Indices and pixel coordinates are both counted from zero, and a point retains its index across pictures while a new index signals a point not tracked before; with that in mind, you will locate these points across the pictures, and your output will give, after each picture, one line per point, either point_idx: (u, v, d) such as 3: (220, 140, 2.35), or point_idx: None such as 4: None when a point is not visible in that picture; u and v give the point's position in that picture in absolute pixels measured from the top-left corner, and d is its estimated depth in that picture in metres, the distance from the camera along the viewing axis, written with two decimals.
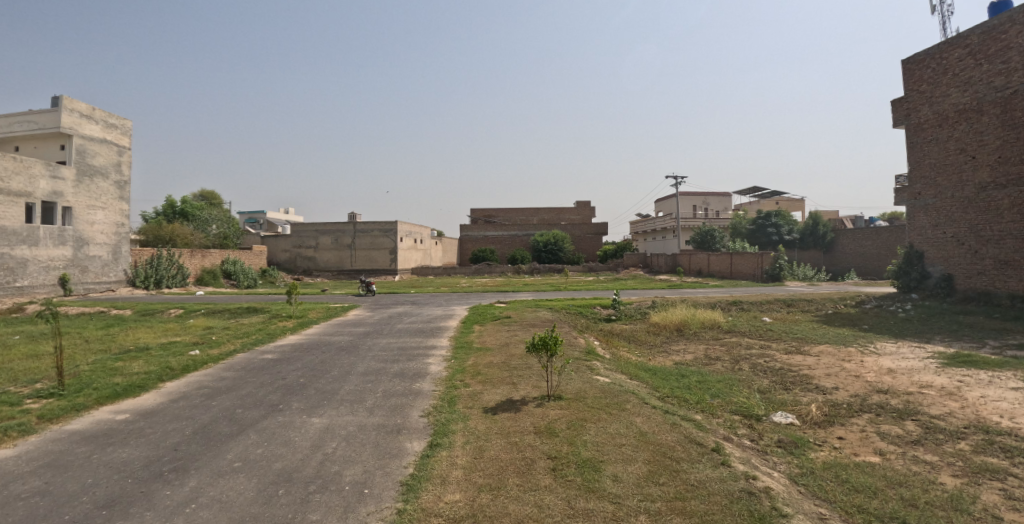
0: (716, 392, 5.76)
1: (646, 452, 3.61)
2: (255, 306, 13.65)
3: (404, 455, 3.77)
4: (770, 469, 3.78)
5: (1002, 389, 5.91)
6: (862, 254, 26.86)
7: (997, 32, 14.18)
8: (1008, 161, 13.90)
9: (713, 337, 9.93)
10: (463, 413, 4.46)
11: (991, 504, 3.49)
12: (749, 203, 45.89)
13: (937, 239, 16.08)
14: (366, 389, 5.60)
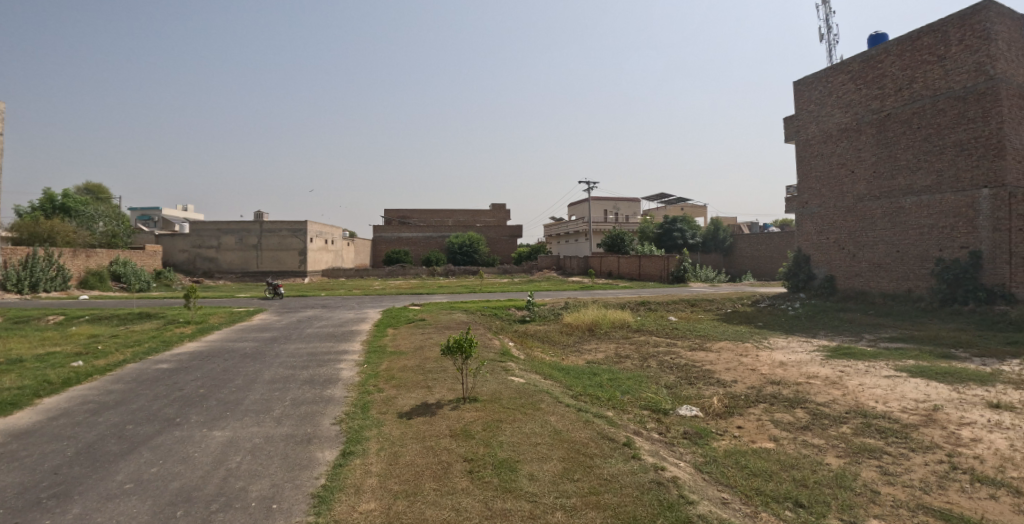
0: (626, 389, 6.01)
1: (561, 450, 3.69)
2: (151, 311, 12.48)
3: (317, 465, 3.59)
4: (678, 460, 3.99)
5: (877, 377, 6.66)
6: (756, 258, 29.59)
7: (874, 61, 16.01)
8: (881, 175, 15.70)
9: (623, 336, 10.39)
10: (377, 419, 4.34)
11: (869, 480, 3.91)
12: (657, 209, 49.00)
13: (821, 244, 17.81)
14: (274, 397, 5.30)
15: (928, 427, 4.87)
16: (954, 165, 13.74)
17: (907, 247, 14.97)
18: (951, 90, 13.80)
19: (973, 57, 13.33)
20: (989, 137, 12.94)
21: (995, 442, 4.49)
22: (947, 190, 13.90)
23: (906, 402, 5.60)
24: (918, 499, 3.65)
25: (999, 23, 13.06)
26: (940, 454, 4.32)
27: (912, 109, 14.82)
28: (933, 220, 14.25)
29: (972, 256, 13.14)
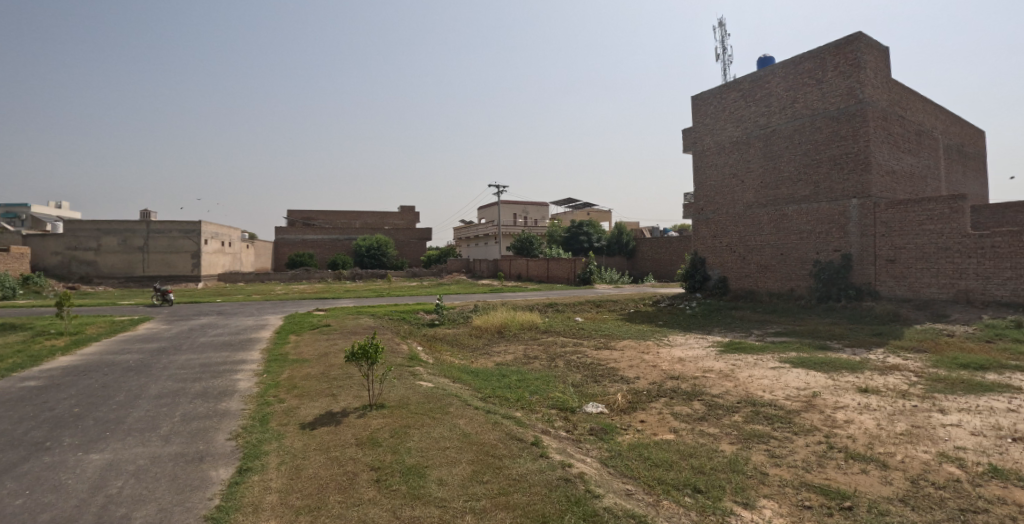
0: (535, 389, 6.13)
1: (471, 452, 3.71)
2: (12, 322, 10.96)
3: (212, 485, 3.34)
4: (585, 456, 4.13)
5: (764, 369, 7.32)
6: (657, 261, 31.42)
7: (762, 81, 17.50)
8: (768, 185, 17.22)
9: (532, 337, 10.64)
10: (277, 431, 4.11)
11: (758, 463, 4.29)
12: (564, 215, 51.03)
13: (715, 247, 19.04)
14: (161, 414, 4.87)
15: (808, 412, 5.42)
16: (829, 177, 15.41)
17: (790, 250, 16.49)
18: (828, 111, 15.43)
19: (846, 81, 14.97)
20: (859, 154, 14.65)
21: (863, 422, 5.11)
22: (823, 200, 15.53)
23: (788, 390, 6.20)
24: (801, 477, 4.06)
25: (868, 53, 14.75)
26: (818, 435, 4.84)
27: (795, 126, 16.37)
28: (811, 226, 15.85)
29: (845, 258, 14.79)
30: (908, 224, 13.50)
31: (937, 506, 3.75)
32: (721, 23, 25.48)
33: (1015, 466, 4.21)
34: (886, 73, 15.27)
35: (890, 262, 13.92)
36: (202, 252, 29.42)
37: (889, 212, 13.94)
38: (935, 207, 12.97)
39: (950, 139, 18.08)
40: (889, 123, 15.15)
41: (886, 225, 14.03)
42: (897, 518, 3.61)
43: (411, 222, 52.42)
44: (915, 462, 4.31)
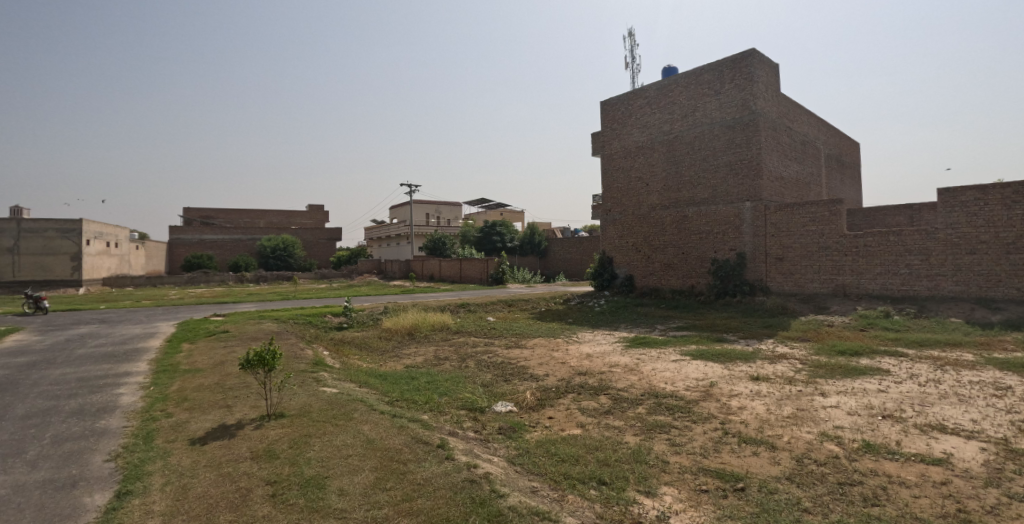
0: (444, 390, 6.11)
1: (374, 460, 3.67)
2: None
3: (85, 514, 3.05)
4: (493, 455, 4.20)
5: (667, 361, 7.78)
6: (569, 261, 32.28)
7: (665, 90, 18.22)
8: (670, 188, 18.07)
9: (443, 339, 10.68)
10: (163, 449, 3.85)
11: (660, 452, 4.56)
12: (478, 215, 51.74)
13: (621, 247, 19.64)
14: (26, 437, 4.41)
15: (706, 401, 5.86)
16: (725, 182, 16.49)
17: (690, 250, 17.43)
18: (724, 120, 16.45)
19: (741, 93, 16.02)
20: (752, 160, 15.81)
21: (756, 408, 5.66)
22: (720, 202, 16.60)
23: (689, 381, 6.67)
24: (699, 463, 4.38)
25: (759, 68, 15.90)
26: (715, 423, 5.25)
27: (695, 133, 17.28)
28: (709, 227, 16.87)
29: (740, 257, 15.96)
30: (794, 225, 14.93)
31: (818, 481, 4.20)
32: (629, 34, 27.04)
33: (881, 441, 4.91)
34: (775, 87, 16.55)
35: (779, 259, 15.27)
36: (82, 254, 27.03)
37: (778, 214, 15.28)
38: (816, 210, 14.43)
39: (832, 149, 19.90)
40: (777, 133, 16.45)
41: (776, 226, 15.33)
42: (784, 495, 4.02)
43: (320, 221, 52.22)
44: (800, 442, 4.83)
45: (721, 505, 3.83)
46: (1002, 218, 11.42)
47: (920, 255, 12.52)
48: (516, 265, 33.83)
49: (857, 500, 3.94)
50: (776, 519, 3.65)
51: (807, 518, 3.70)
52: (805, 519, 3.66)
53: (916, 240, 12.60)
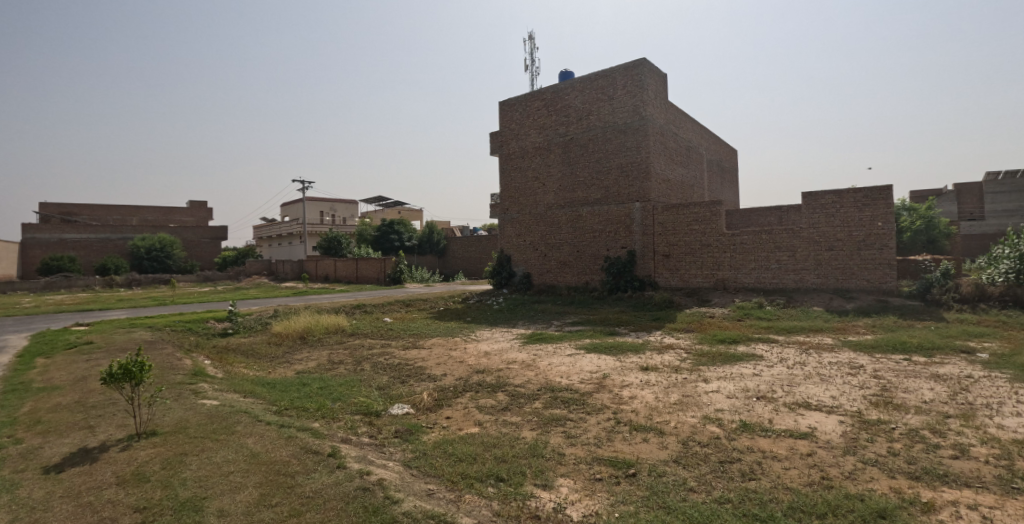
0: (337, 395, 6.34)
1: (259, 475, 3.72)
2: None
3: None
4: (387, 460, 4.62)
5: (561, 356, 8.41)
6: (467, 260, 33.47)
7: (561, 93, 18.70)
8: (566, 189, 18.64)
9: (337, 341, 10.57)
10: (11, 481, 3.68)
11: (556, 445, 4.90)
12: (376, 212, 52.49)
13: (519, 245, 20.01)
14: None
15: (599, 393, 6.35)
16: (617, 183, 17.37)
17: (585, 248, 18.16)
18: (617, 124, 17.27)
19: (632, 100, 16.89)
20: (642, 163, 16.79)
21: (645, 397, 6.17)
22: (612, 203, 17.47)
23: (583, 374, 7.20)
24: (593, 453, 4.71)
25: (649, 77, 16.86)
26: (608, 413, 5.65)
27: (589, 136, 17.94)
28: (602, 226, 17.71)
29: (630, 254, 16.92)
30: (679, 225, 16.23)
31: (702, 461, 4.56)
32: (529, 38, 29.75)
33: (757, 420, 5.47)
34: (663, 95, 17.66)
35: (665, 256, 16.51)
36: None
37: (665, 214, 16.45)
38: (698, 211, 15.83)
39: (712, 156, 21.92)
40: (665, 138, 17.58)
41: (662, 226, 16.50)
42: (672, 476, 4.33)
43: (203, 220, 48.69)
44: (685, 426, 5.27)
45: (614, 492, 4.12)
46: (856, 218, 13.51)
47: (788, 251, 14.41)
48: (415, 264, 33.64)
49: (737, 476, 4.31)
50: (665, 500, 3.94)
51: (691, 497, 4.02)
52: (690, 498, 3.99)
53: (784, 238, 14.48)
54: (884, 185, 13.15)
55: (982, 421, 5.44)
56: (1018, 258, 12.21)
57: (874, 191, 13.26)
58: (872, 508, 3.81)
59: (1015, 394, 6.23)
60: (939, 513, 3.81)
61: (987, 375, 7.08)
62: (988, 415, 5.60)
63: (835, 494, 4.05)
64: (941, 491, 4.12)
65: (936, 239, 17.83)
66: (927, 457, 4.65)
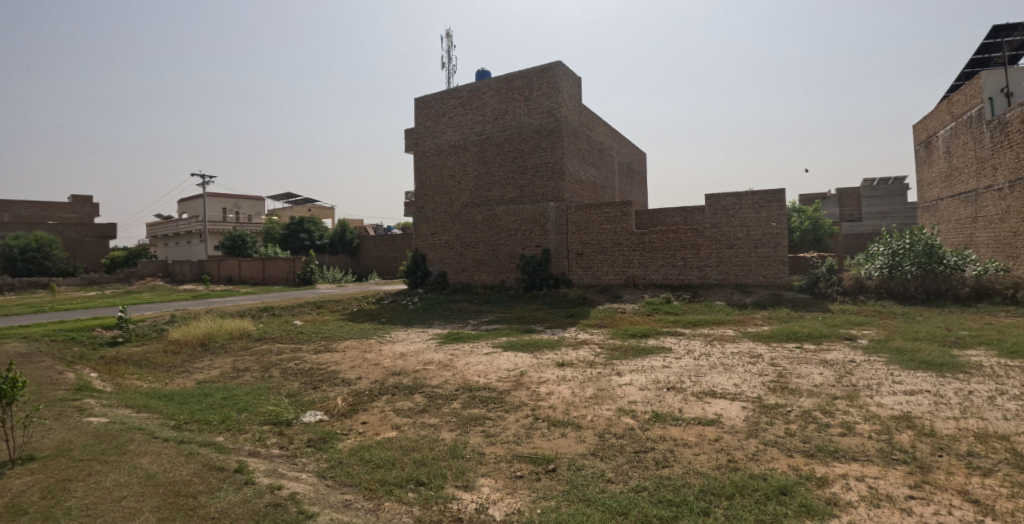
0: (244, 405, 6.13)
1: (155, 499, 3.52)
2: None
3: None
4: (300, 472, 4.45)
5: (478, 354, 8.68)
6: (381, 259, 33.55)
7: (478, 92, 18.69)
8: (481, 187, 18.67)
9: (243, 347, 9.99)
10: None
11: (476, 444, 4.94)
12: (283, 209, 50.49)
13: (435, 244, 19.80)
14: None
15: (518, 390, 6.53)
16: (532, 183, 17.68)
17: (500, 247, 18.31)
18: (532, 125, 17.57)
19: (547, 101, 17.28)
20: (556, 164, 17.21)
21: (562, 392, 6.40)
22: (527, 202, 17.77)
23: (501, 372, 7.42)
24: (513, 451, 4.77)
25: (564, 80, 17.36)
26: (526, 410, 5.81)
27: (505, 135, 18.09)
28: (518, 225, 17.96)
29: (545, 253, 17.34)
30: (591, 224, 16.95)
31: (618, 452, 4.72)
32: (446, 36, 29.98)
33: (668, 410, 5.78)
34: (577, 98, 18.26)
35: (579, 255, 17.17)
36: None
37: (578, 214, 17.07)
38: (610, 211, 16.63)
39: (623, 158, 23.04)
40: (578, 140, 18.17)
41: (576, 225, 17.10)
42: (590, 469, 4.44)
43: (86, 215, 43.84)
44: (601, 419, 5.48)
45: (535, 488, 4.16)
46: (753, 219, 14.94)
47: (693, 249, 15.61)
48: (325, 264, 33.29)
49: (652, 465, 4.50)
50: (585, 493, 4.03)
51: (610, 487, 4.15)
52: (609, 489, 4.11)
53: (689, 237, 15.66)
54: (777, 189, 14.66)
55: (864, 400, 6.08)
56: (890, 255, 14.43)
57: (770, 194, 14.74)
58: (774, 485, 4.13)
59: (890, 375, 7.05)
60: (831, 487, 4.19)
61: (866, 359, 7.97)
62: (869, 395, 6.26)
63: (742, 475, 4.33)
64: (833, 465, 4.53)
65: (820, 238, 19.85)
66: (819, 435, 5.11)
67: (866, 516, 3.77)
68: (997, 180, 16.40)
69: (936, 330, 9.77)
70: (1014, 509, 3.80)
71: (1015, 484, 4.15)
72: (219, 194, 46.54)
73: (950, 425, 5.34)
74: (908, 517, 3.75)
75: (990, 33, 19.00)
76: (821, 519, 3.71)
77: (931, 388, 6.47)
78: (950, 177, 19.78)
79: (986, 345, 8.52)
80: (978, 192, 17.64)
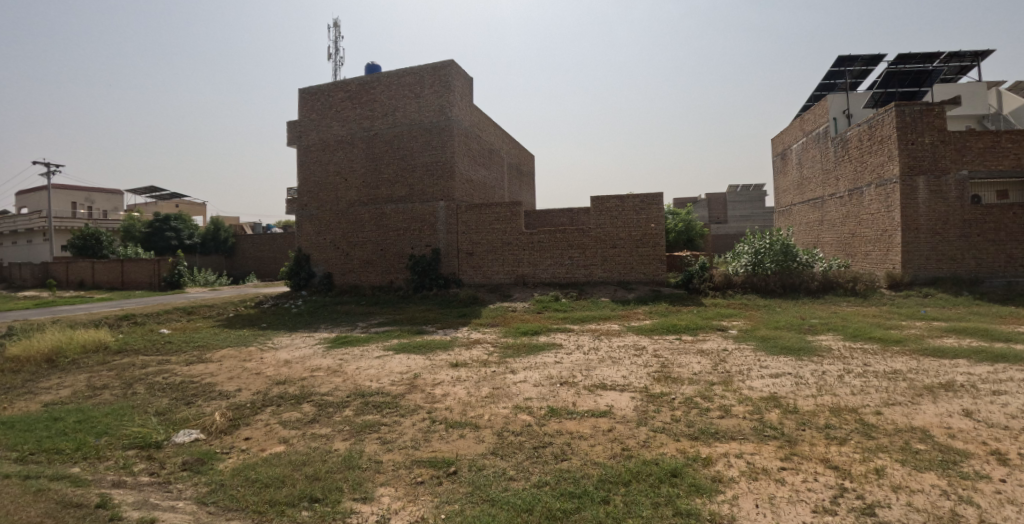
0: (103, 428, 5.54)
1: None
2: None
3: None
4: (175, 501, 4.03)
5: (369, 359, 8.56)
6: (259, 258, 32.28)
7: (367, 86, 18.19)
8: (369, 185, 18.18)
9: (98, 362, 8.92)
10: None
11: (372, 453, 4.84)
12: (145, 204, 45.99)
13: (319, 244, 18.89)
14: None
15: (412, 394, 6.55)
16: (421, 182, 17.59)
17: (388, 246, 17.94)
18: (423, 122, 17.48)
19: (438, 100, 17.31)
20: (446, 163, 17.27)
21: (457, 394, 6.49)
22: (417, 201, 17.62)
23: (393, 376, 7.40)
24: (412, 456, 4.72)
25: (455, 79, 17.50)
26: (422, 413, 5.85)
27: (395, 132, 17.80)
28: (407, 224, 17.73)
29: (434, 253, 17.34)
30: (481, 224, 17.25)
31: (517, 450, 4.82)
32: (335, 25, 28.72)
33: (562, 404, 6.01)
34: (468, 99, 18.49)
35: (468, 254, 17.42)
36: None
37: (468, 213, 17.27)
38: (500, 211, 17.04)
39: (512, 159, 23.65)
40: (468, 139, 18.39)
41: (466, 224, 17.31)
42: (490, 468, 4.48)
43: None
44: (498, 418, 5.60)
45: (437, 493, 4.10)
46: (634, 221, 16.19)
47: (579, 249, 16.55)
48: (196, 265, 31.25)
49: (550, 459, 4.63)
50: (488, 493, 4.03)
51: (512, 485, 4.19)
52: (511, 487, 4.15)
53: (576, 237, 16.57)
54: (655, 194, 16.01)
55: (738, 384, 6.71)
56: (753, 254, 15.98)
57: (649, 197, 16.04)
58: (666, 469, 4.40)
59: (758, 361, 7.85)
60: (716, 465, 4.55)
61: (737, 347, 8.86)
62: (742, 379, 6.91)
63: (635, 461, 4.57)
64: (715, 445, 4.93)
65: (693, 238, 21.59)
66: (702, 419, 5.55)
67: (746, 489, 4.14)
68: (840, 189, 18.90)
69: (793, 319, 11.07)
70: (866, 471, 4.36)
71: (865, 450, 4.76)
72: (67, 187, 41.58)
73: (810, 401, 6.04)
74: (782, 487, 4.16)
75: (836, 62, 21.94)
76: (709, 496, 4.02)
77: (793, 370, 7.28)
78: (801, 185, 22.48)
79: (833, 331, 9.79)
80: (824, 198, 20.20)
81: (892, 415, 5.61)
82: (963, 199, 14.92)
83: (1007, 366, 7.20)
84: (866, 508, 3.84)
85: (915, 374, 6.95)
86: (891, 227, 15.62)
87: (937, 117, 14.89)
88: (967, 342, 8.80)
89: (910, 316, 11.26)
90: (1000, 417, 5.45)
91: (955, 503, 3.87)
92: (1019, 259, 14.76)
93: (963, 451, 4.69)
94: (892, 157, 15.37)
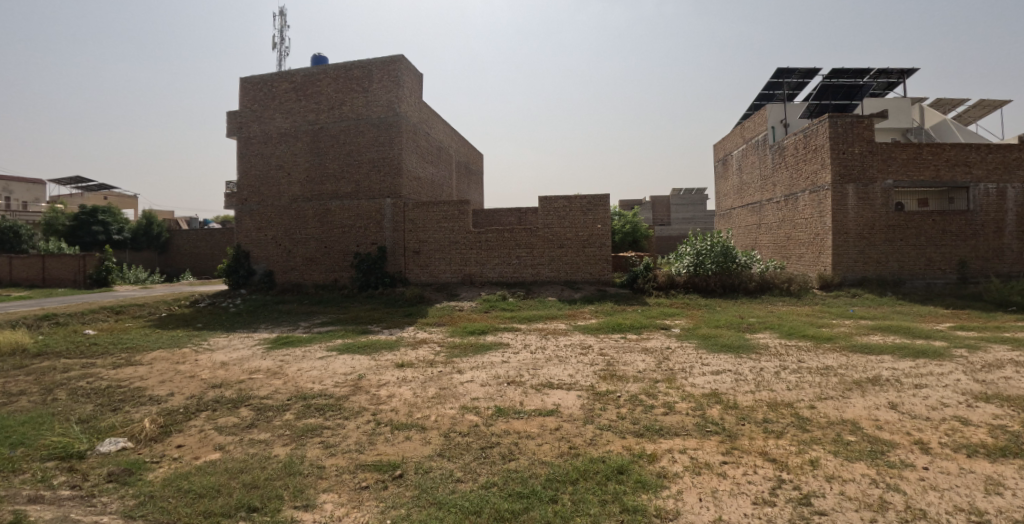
0: (19, 439, 5.13)
1: None
2: None
3: None
4: (99, 515, 3.79)
5: (310, 360, 8.28)
6: (196, 255, 30.79)
7: (313, 78, 17.67)
8: (313, 180, 17.66)
9: (12, 366, 8.26)
10: None
11: (315, 457, 4.72)
12: (70, 195, 42.47)
13: (260, 241, 18.16)
14: None
15: (357, 395, 6.41)
16: (368, 178, 17.24)
17: (334, 244, 17.48)
18: (370, 118, 17.12)
19: (387, 95, 17.02)
20: (394, 159, 17.00)
21: (402, 395, 6.41)
22: (363, 198, 17.25)
23: (337, 377, 7.22)
24: (356, 460, 4.63)
25: (405, 74, 17.28)
26: (367, 415, 5.75)
27: (341, 127, 17.37)
28: (353, 221, 17.30)
29: (381, 250, 17.03)
30: (429, 222, 17.09)
31: (465, 451, 4.81)
32: (280, 14, 27.46)
33: (509, 404, 6.02)
34: (417, 95, 18.27)
35: (416, 253, 17.20)
36: None
37: (415, 211, 17.05)
38: (448, 210, 16.95)
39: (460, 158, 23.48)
40: (417, 136, 18.17)
41: (414, 222, 17.10)
42: (436, 470, 4.45)
43: None
44: (445, 418, 5.57)
45: (382, 497, 4.03)
46: (581, 221, 16.46)
47: (527, 248, 16.68)
48: (126, 262, 29.22)
49: (498, 459, 4.64)
50: (435, 496, 4.00)
51: (459, 487, 4.17)
52: (458, 489, 4.13)
53: (525, 237, 16.67)
54: (601, 195, 16.33)
55: (681, 382, 6.93)
56: (694, 254, 16.40)
57: (596, 199, 16.35)
58: (613, 466, 4.48)
59: (699, 358, 8.15)
60: (660, 461, 4.69)
61: (679, 346, 9.15)
62: (684, 376, 7.16)
63: (582, 459, 4.64)
64: (659, 442, 5.08)
65: (639, 240, 22.15)
66: (647, 416, 5.69)
67: (689, 484, 4.28)
68: (776, 194, 19.89)
69: (733, 317, 11.58)
70: (802, 463, 4.61)
71: (800, 442, 5.03)
72: None
73: (748, 398, 6.31)
74: (724, 480, 4.34)
75: (776, 73, 23.03)
76: (654, 491, 4.15)
77: (732, 367, 7.59)
78: (741, 189, 23.41)
79: (769, 330, 10.25)
80: (762, 203, 21.21)
81: (825, 408, 5.95)
82: (888, 206, 16.03)
83: (927, 362, 7.77)
84: (802, 498, 4.05)
85: (845, 370, 7.40)
86: (823, 231, 16.58)
87: (866, 129, 15.93)
88: (892, 340, 9.39)
89: (839, 316, 11.91)
90: (922, 409, 5.89)
91: (883, 491, 4.16)
92: (937, 262, 16.00)
93: (890, 441, 5.03)
94: (825, 165, 16.32)
